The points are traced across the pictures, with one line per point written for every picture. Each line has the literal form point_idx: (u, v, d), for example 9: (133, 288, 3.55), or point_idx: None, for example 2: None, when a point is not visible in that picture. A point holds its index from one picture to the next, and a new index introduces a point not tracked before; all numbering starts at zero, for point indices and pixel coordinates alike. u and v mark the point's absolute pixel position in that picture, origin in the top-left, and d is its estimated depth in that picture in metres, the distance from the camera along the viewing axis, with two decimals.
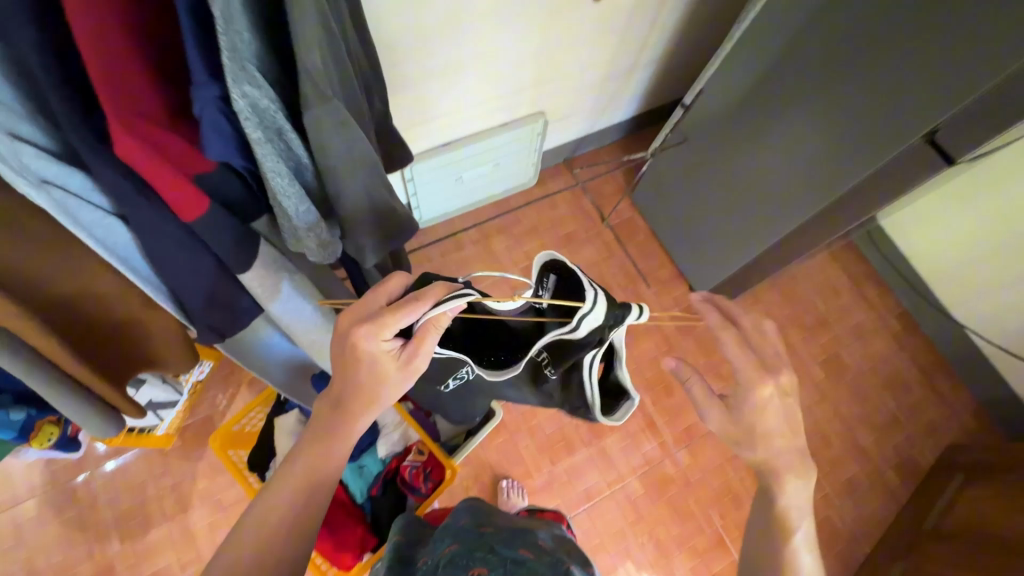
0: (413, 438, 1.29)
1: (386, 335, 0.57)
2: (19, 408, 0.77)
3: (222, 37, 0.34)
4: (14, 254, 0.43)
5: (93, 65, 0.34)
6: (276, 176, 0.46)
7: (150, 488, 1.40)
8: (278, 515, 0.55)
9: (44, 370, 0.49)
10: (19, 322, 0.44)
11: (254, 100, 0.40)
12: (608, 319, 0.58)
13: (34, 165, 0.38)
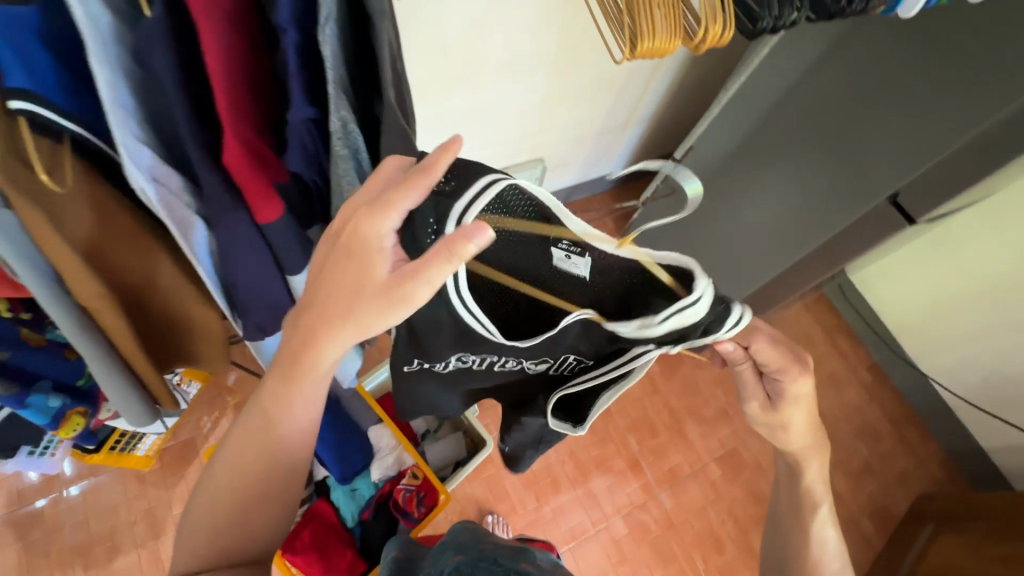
0: (407, 462, 1.30)
1: (386, 220, 0.42)
2: (59, 395, 0.72)
3: (330, 70, 0.44)
4: (106, 241, 0.48)
5: (220, 82, 0.42)
6: (348, 188, 0.53)
7: (122, 512, 1.51)
8: (241, 471, 0.59)
9: (107, 353, 0.53)
10: (98, 299, 0.48)
11: (344, 122, 0.48)
12: (705, 320, 0.45)
13: (149, 164, 0.45)
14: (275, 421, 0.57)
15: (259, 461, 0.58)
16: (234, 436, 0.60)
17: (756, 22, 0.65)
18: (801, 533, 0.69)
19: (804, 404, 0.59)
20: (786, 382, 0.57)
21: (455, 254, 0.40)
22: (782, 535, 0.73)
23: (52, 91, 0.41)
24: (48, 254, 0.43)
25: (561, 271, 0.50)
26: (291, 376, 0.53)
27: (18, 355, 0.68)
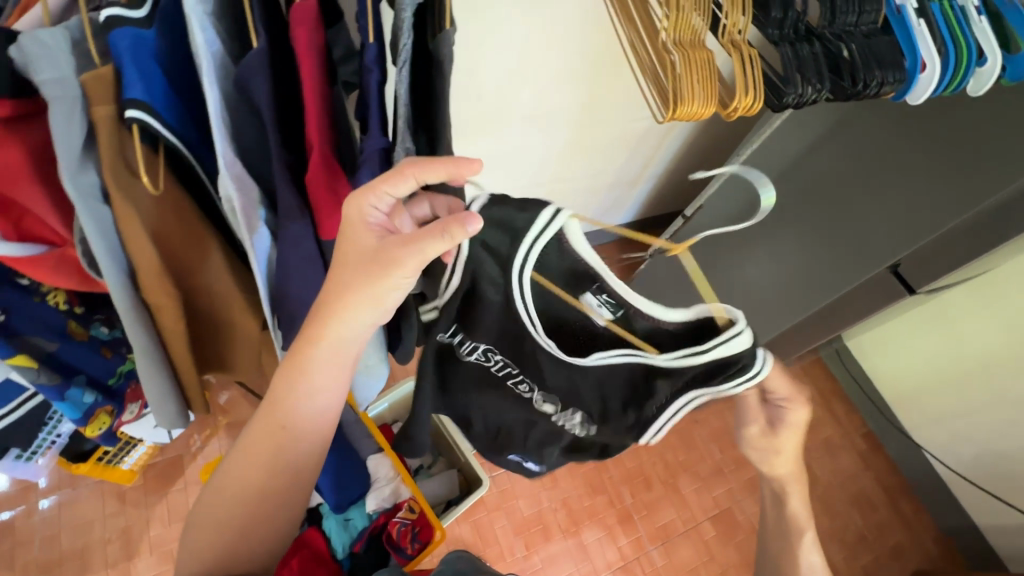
0: (404, 495, 1.28)
1: (374, 203, 0.47)
2: (93, 391, 0.67)
3: (406, 105, 0.49)
4: (176, 237, 0.50)
5: (310, 104, 0.47)
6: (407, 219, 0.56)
7: (95, 529, 1.47)
8: (243, 481, 0.59)
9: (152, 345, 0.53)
10: (160, 295, 0.51)
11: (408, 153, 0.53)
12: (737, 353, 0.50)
13: (234, 171, 0.48)
14: (282, 422, 0.58)
15: (268, 468, 0.59)
16: (242, 439, 0.60)
17: (781, 96, 0.71)
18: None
19: (799, 431, 0.63)
20: (788, 409, 0.61)
21: (449, 233, 0.45)
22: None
23: (167, 103, 0.45)
24: (129, 245, 0.47)
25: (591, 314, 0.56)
26: (290, 364, 0.55)
27: (63, 349, 0.63)
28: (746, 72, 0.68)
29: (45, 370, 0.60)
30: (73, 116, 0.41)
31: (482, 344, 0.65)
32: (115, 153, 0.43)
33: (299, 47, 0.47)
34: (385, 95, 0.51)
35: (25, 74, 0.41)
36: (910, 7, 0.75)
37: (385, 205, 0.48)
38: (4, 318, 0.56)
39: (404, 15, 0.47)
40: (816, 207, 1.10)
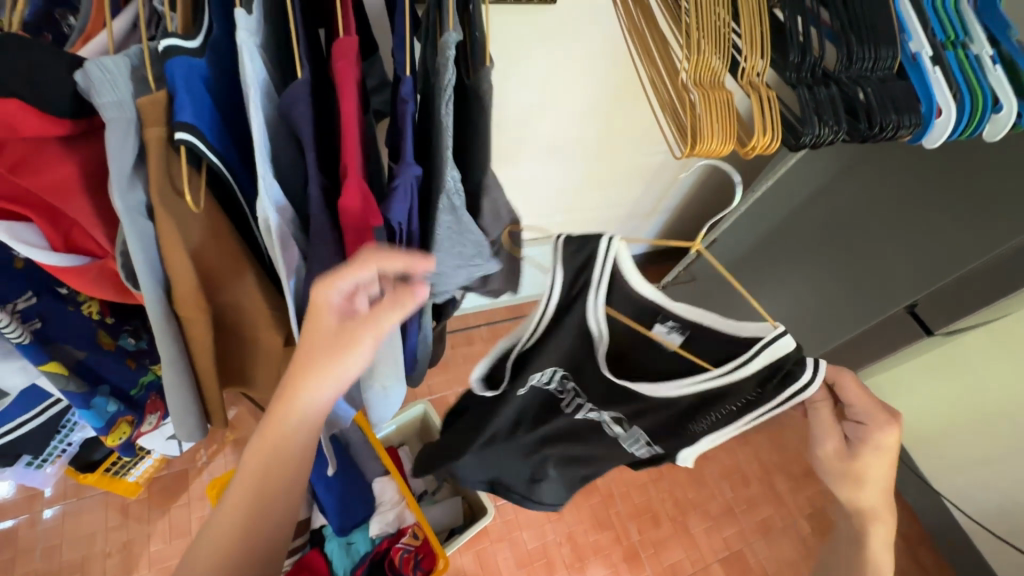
0: (408, 520, 1.26)
1: (334, 292, 0.49)
2: (117, 401, 0.65)
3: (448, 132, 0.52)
4: (211, 250, 0.52)
5: (348, 127, 0.49)
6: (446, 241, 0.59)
7: (95, 541, 1.46)
8: (222, 549, 0.55)
9: (177, 353, 0.55)
10: (192, 306, 0.52)
11: (450, 181, 0.55)
12: (795, 353, 0.54)
13: (271, 188, 0.50)
14: (268, 477, 0.57)
15: (243, 531, 0.56)
16: (217, 507, 0.57)
17: (799, 137, 0.73)
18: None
19: (887, 455, 0.58)
20: (871, 429, 0.58)
21: (404, 305, 0.53)
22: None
23: (212, 126, 0.48)
24: (167, 259, 0.49)
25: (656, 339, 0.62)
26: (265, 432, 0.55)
27: (90, 357, 0.62)
28: (765, 112, 0.70)
29: (74, 378, 0.59)
30: (128, 137, 0.44)
31: (560, 370, 0.67)
32: (161, 170, 0.45)
33: (342, 78, 0.49)
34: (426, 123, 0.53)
35: (86, 96, 0.43)
36: (926, 54, 0.76)
37: (343, 292, 0.50)
38: (38, 326, 0.56)
39: (448, 52, 0.49)
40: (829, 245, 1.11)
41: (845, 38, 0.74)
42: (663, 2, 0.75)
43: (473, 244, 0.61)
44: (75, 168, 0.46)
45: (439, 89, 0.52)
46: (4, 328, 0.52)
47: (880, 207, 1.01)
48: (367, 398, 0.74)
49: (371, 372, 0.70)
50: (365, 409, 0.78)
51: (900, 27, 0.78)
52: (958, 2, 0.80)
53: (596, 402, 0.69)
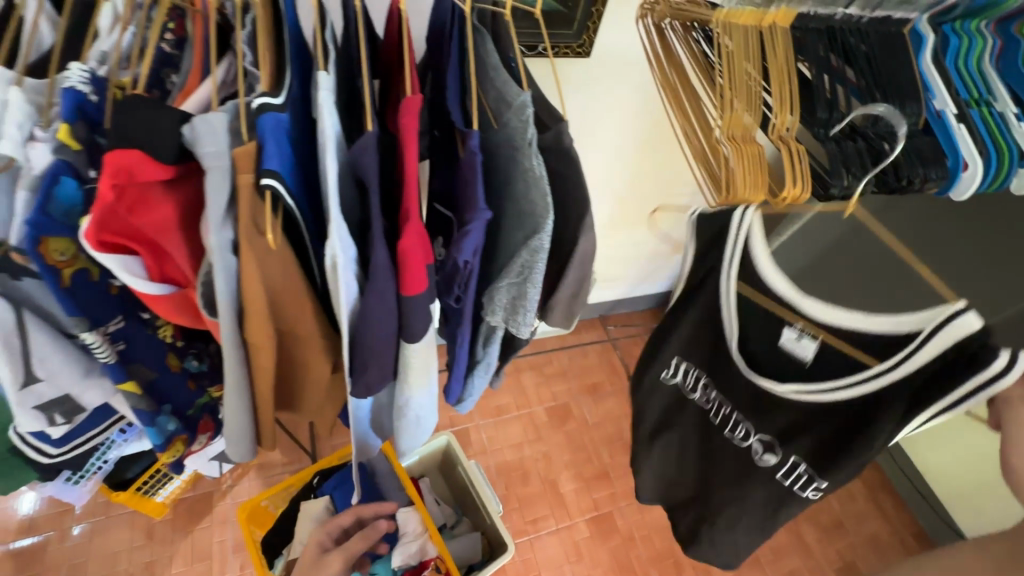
0: (430, 553, 1.25)
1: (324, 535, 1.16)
2: (172, 419, 0.67)
3: (538, 171, 0.62)
4: (282, 281, 0.56)
5: (411, 169, 0.55)
6: (521, 270, 0.66)
7: (120, 560, 1.56)
8: None
9: (240, 373, 0.59)
10: (262, 335, 0.57)
11: (544, 232, 0.63)
12: (975, 336, 0.58)
13: (336, 223, 0.54)
14: None
15: None
16: None
17: (826, 188, 0.75)
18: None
19: None
20: None
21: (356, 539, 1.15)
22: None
23: (289, 172, 0.53)
24: (244, 292, 0.54)
25: (793, 349, 0.75)
26: None
27: (159, 377, 0.64)
28: (796, 164, 0.73)
29: (145, 397, 0.62)
30: (225, 182, 0.50)
31: (702, 374, 0.85)
32: (249, 208, 0.50)
33: (406, 131, 0.55)
34: (521, 168, 0.64)
35: (189, 146, 0.49)
36: (950, 112, 0.80)
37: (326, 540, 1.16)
38: (122, 347, 0.58)
39: (525, 111, 0.62)
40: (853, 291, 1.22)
41: (871, 96, 0.77)
42: (695, 61, 0.80)
43: (518, 297, 0.69)
44: (172, 208, 0.51)
45: (522, 143, 0.63)
46: (94, 347, 0.54)
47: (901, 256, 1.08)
48: (400, 425, 0.79)
49: (409, 401, 0.74)
50: (396, 437, 0.82)
51: (924, 85, 0.81)
52: (981, 60, 0.82)
53: (742, 412, 0.81)
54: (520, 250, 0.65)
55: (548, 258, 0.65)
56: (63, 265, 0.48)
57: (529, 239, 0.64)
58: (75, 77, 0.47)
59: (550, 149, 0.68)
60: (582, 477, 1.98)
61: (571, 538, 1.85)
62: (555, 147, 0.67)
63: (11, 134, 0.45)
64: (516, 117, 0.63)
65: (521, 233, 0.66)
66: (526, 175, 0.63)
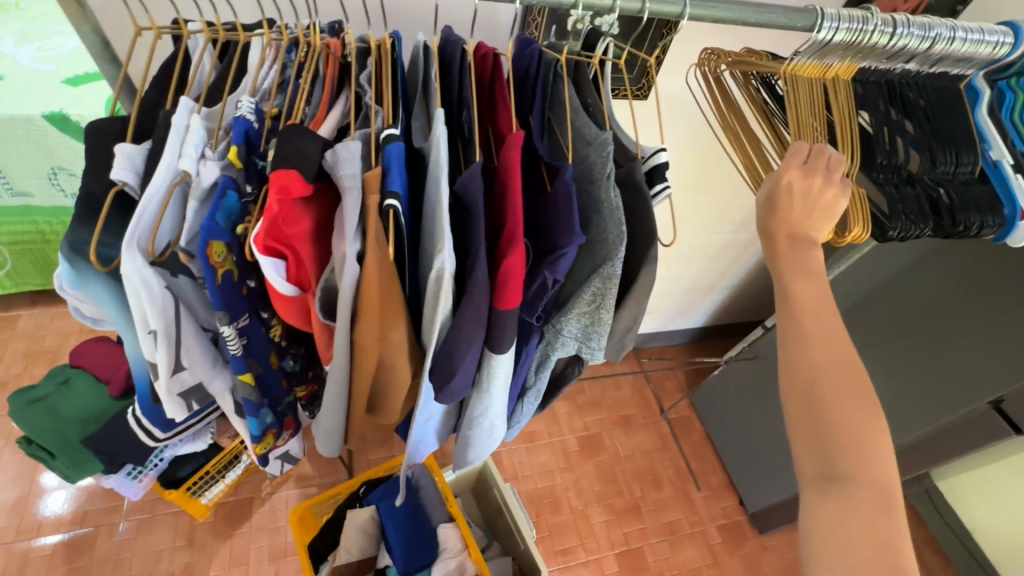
0: (470, 570, 1.26)
1: None
2: (268, 412, 0.73)
3: (614, 203, 0.68)
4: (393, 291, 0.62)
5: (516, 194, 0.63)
6: (590, 294, 0.73)
7: (164, 560, 1.62)
8: None
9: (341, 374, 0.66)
10: (369, 337, 0.63)
11: (616, 259, 0.69)
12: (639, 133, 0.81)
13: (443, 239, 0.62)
14: None
15: None
16: None
17: (885, 230, 0.78)
18: (869, 495, 0.54)
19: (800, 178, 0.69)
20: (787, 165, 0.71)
21: None
22: (833, 520, 0.54)
23: (406, 193, 0.61)
24: (360, 297, 0.60)
25: None
26: None
27: (266, 373, 0.70)
28: (859, 205, 0.77)
29: (255, 389, 0.69)
30: (357, 200, 0.58)
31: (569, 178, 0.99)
32: (377, 221, 0.58)
33: (511, 163, 0.64)
34: (603, 201, 0.70)
35: (330, 168, 0.57)
36: (1006, 163, 0.82)
37: None
38: (245, 343, 0.64)
39: (606, 148, 0.69)
40: (902, 341, 1.32)
41: (929, 146, 0.82)
42: (756, 105, 0.87)
43: (592, 315, 0.74)
44: (310, 220, 0.58)
45: (602, 178, 0.70)
46: (228, 340, 0.61)
47: (945, 320, 1.23)
48: (473, 435, 0.85)
49: (487, 410, 0.80)
50: (464, 446, 0.88)
51: (980, 136, 0.85)
52: None
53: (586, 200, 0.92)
54: (590, 278, 0.72)
55: (619, 284, 0.71)
56: (218, 265, 0.56)
57: (605, 266, 0.70)
58: (244, 108, 0.57)
59: (632, 185, 0.73)
60: (613, 510, 1.96)
61: (600, 571, 1.84)
62: (629, 181, 0.73)
63: (190, 153, 0.53)
64: (596, 153, 0.70)
65: (591, 263, 0.72)
66: (604, 207, 0.70)
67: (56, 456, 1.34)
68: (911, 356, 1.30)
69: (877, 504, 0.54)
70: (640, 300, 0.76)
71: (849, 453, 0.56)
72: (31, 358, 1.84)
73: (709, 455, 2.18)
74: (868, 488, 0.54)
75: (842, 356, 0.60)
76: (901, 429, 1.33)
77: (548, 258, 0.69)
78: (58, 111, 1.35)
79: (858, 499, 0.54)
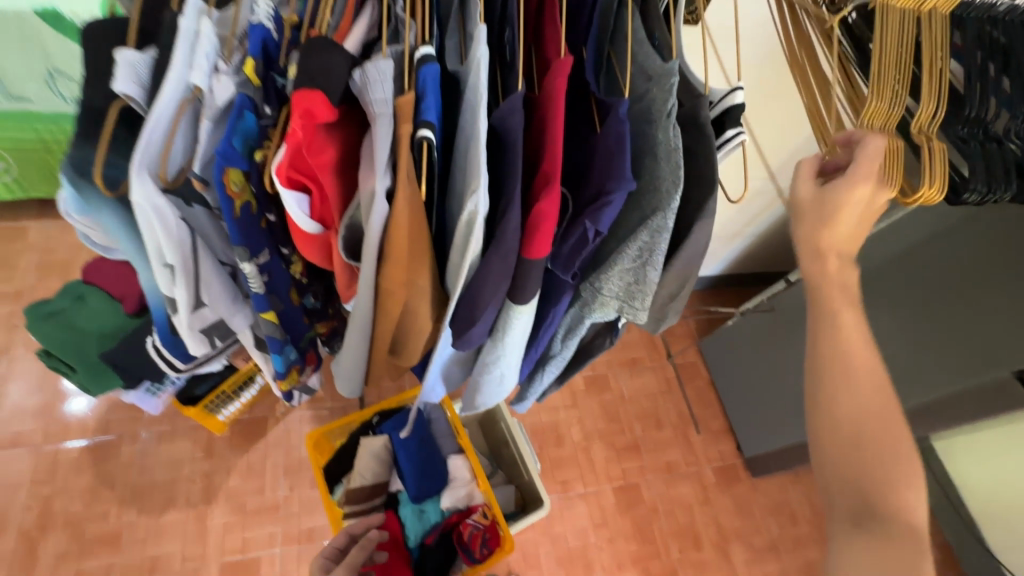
0: (478, 500, 1.33)
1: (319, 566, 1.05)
2: (292, 348, 0.71)
3: (674, 147, 0.62)
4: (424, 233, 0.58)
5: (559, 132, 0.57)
6: (633, 249, 0.69)
7: (186, 469, 1.71)
8: None
9: (367, 314, 0.63)
10: (397, 282, 0.60)
11: (668, 210, 0.64)
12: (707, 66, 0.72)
13: (479, 178, 0.56)
14: None
15: None
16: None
17: (960, 194, 0.71)
18: (901, 528, 0.61)
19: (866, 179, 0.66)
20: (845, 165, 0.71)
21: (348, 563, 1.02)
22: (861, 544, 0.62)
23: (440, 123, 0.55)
24: (386, 240, 0.56)
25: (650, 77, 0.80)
26: None
27: (287, 309, 0.68)
28: (934, 163, 0.69)
29: (278, 326, 0.66)
30: (388, 130, 0.52)
31: None
32: (410, 155, 0.52)
33: (556, 93, 0.57)
34: (659, 146, 0.63)
35: (360, 91, 0.52)
36: None
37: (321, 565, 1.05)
38: (267, 279, 0.61)
39: (670, 81, 0.61)
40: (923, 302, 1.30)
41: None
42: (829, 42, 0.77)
43: (637, 273, 0.71)
44: (334, 149, 0.54)
45: (660, 116, 0.62)
46: (249, 276, 0.57)
47: (982, 289, 1.19)
48: (484, 382, 0.85)
49: (499, 360, 0.79)
50: (473, 391, 0.88)
51: None
52: None
53: None
54: (634, 231, 0.67)
55: (669, 238, 0.66)
56: (236, 196, 0.51)
57: (652, 219, 0.65)
58: (263, 14, 0.51)
59: (696, 128, 0.66)
60: (614, 447, 2.04)
61: (597, 503, 1.94)
62: (689, 122, 0.66)
63: (201, 65, 0.47)
64: (657, 87, 0.62)
65: (638, 214, 0.67)
66: (660, 148, 0.63)
67: (77, 370, 1.37)
68: (925, 323, 1.29)
69: (897, 521, 0.62)
70: (691, 261, 0.72)
71: (880, 483, 0.64)
72: (44, 271, 1.84)
73: (712, 401, 2.21)
74: (897, 516, 0.62)
75: (875, 396, 0.68)
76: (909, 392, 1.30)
77: (590, 207, 0.63)
78: (51, 8, 1.24)
79: (885, 520, 0.62)
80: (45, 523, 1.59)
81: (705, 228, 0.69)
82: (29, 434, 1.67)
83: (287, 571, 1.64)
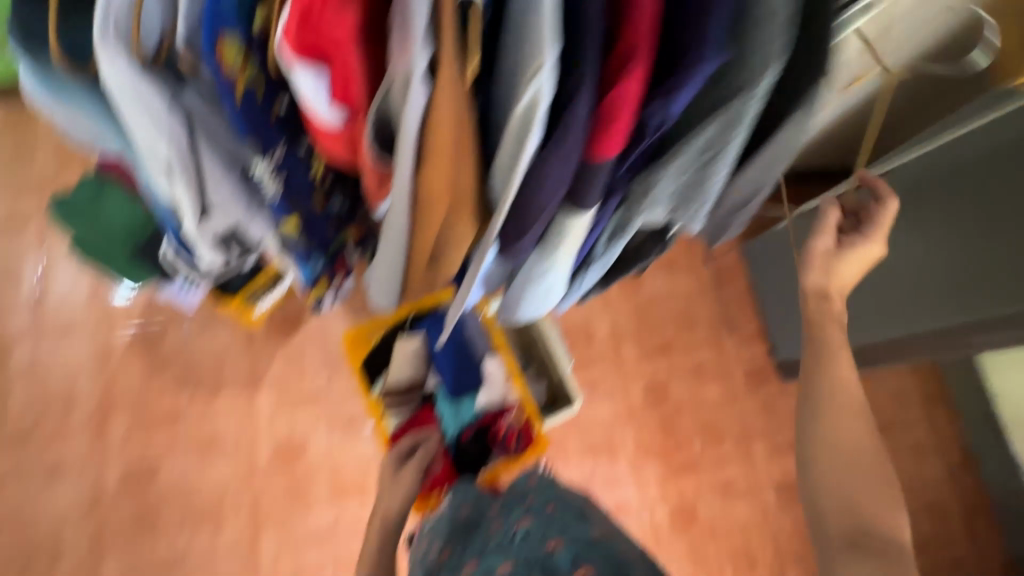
0: (513, 399, 1.36)
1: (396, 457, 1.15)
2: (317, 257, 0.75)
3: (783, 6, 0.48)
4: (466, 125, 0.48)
5: None
6: (706, 142, 0.60)
7: (229, 359, 1.78)
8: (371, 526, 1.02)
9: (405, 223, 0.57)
10: (439, 185, 0.52)
11: (756, 94, 0.53)
12: None
13: (537, 51, 0.44)
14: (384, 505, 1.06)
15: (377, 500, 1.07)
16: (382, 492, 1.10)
17: None
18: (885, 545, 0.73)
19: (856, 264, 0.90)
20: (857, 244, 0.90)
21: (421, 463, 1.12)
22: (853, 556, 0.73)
23: None
24: (429, 132, 0.47)
25: None
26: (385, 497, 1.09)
27: (314, 214, 0.68)
28: None
29: (302, 232, 0.68)
30: None
31: None
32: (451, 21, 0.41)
33: None
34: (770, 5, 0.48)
35: None
36: None
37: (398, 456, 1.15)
38: (286, 176, 0.60)
39: None
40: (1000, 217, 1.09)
41: None
42: None
43: (699, 174, 0.66)
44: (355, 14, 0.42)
45: None
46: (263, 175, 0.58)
47: None
48: (527, 293, 0.78)
49: (547, 273, 0.72)
50: (516, 300, 0.81)
51: None
52: None
53: None
54: (707, 118, 0.58)
55: (749, 128, 0.58)
56: (236, 78, 0.48)
57: (731, 107, 0.56)
58: None
59: None
60: (643, 348, 2.03)
61: (624, 400, 1.98)
62: None
63: None
64: None
65: (713, 95, 0.56)
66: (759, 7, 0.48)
67: (107, 265, 1.35)
68: (878, 268, 1.37)
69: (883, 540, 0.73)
70: (773, 164, 0.69)
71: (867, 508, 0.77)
72: (65, 162, 1.81)
73: (750, 304, 2.12)
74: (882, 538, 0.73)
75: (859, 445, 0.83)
76: (945, 312, 1.19)
77: (662, 88, 0.53)
78: None
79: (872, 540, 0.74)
80: (109, 404, 1.72)
81: (791, 134, 0.64)
82: (80, 323, 1.75)
83: (333, 450, 1.78)
